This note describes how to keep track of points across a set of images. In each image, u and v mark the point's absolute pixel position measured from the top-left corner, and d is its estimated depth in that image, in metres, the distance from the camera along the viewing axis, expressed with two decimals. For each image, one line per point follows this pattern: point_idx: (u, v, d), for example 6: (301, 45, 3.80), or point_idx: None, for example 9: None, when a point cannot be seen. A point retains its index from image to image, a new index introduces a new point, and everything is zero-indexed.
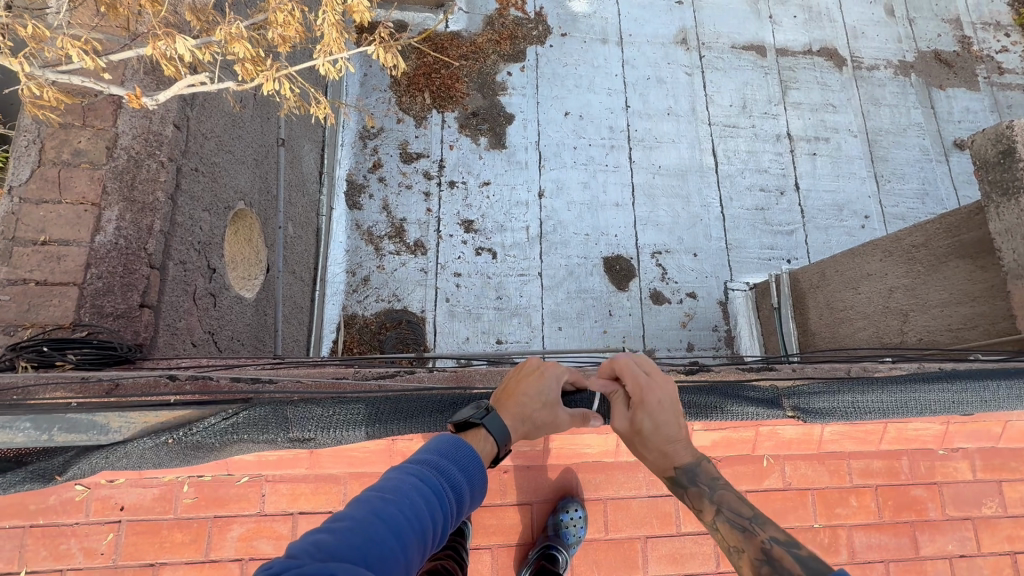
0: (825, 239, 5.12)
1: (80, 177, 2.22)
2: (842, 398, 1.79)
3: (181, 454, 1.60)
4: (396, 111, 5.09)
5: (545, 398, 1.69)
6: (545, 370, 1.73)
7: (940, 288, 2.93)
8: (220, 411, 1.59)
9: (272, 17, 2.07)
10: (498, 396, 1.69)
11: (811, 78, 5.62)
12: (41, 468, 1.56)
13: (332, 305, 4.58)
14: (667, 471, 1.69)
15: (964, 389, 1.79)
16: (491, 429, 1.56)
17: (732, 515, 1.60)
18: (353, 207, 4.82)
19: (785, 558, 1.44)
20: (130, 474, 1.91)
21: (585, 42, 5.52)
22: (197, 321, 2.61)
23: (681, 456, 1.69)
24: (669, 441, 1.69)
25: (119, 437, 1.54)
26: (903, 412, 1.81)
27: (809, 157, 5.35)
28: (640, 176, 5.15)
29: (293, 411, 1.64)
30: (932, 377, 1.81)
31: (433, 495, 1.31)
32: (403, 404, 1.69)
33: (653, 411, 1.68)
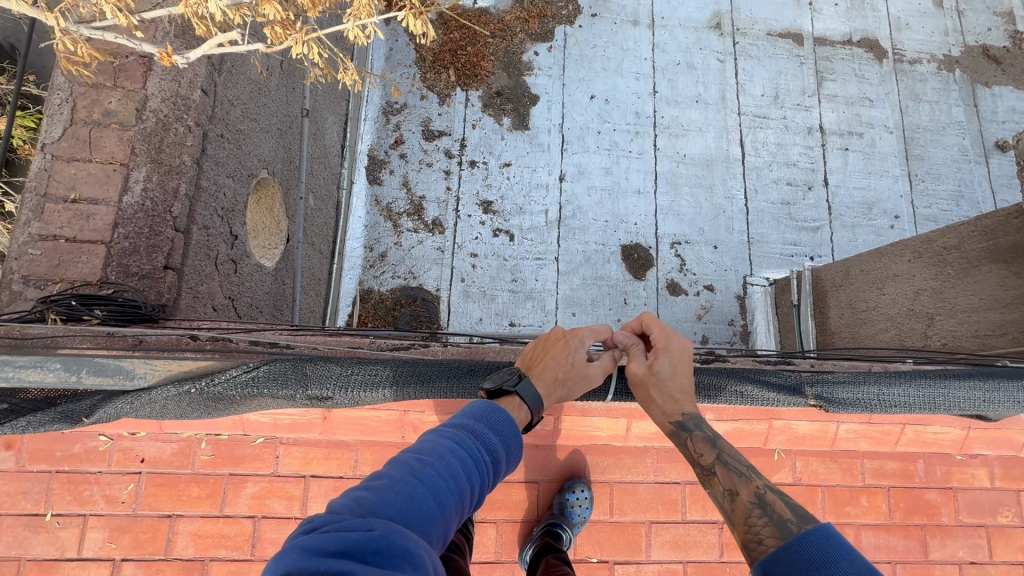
0: (851, 237, 4.99)
1: (110, 137, 2.25)
2: (868, 390, 1.74)
3: (202, 403, 1.67)
4: (421, 88, 5.05)
5: (574, 359, 1.70)
6: (571, 335, 1.75)
7: (970, 292, 2.84)
8: (242, 363, 1.63)
9: None
10: (526, 363, 1.69)
11: (849, 69, 5.42)
12: (68, 410, 1.61)
13: (349, 279, 4.63)
14: (674, 415, 1.65)
15: (995, 387, 1.73)
16: (524, 397, 1.55)
17: (732, 461, 1.61)
18: (374, 182, 4.82)
19: (777, 504, 1.45)
20: (152, 428, 1.97)
21: (615, 23, 5.38)
22: (218, 286, 2.66)
23: (688, 404, 1.67)
24: (681, 388, 1.67)
25: (144, 383, 1.56)
26: (928, 409, 1.75)
27: (841, 152, 5.19)
28: (664, 164, 5.05)
29: (313, 365, 1.67)
30: (962, 373, 1.74)
31: (469, 458, 1.30)
32: (421, 369, 1.70)
33: (673, 355, 1.71)
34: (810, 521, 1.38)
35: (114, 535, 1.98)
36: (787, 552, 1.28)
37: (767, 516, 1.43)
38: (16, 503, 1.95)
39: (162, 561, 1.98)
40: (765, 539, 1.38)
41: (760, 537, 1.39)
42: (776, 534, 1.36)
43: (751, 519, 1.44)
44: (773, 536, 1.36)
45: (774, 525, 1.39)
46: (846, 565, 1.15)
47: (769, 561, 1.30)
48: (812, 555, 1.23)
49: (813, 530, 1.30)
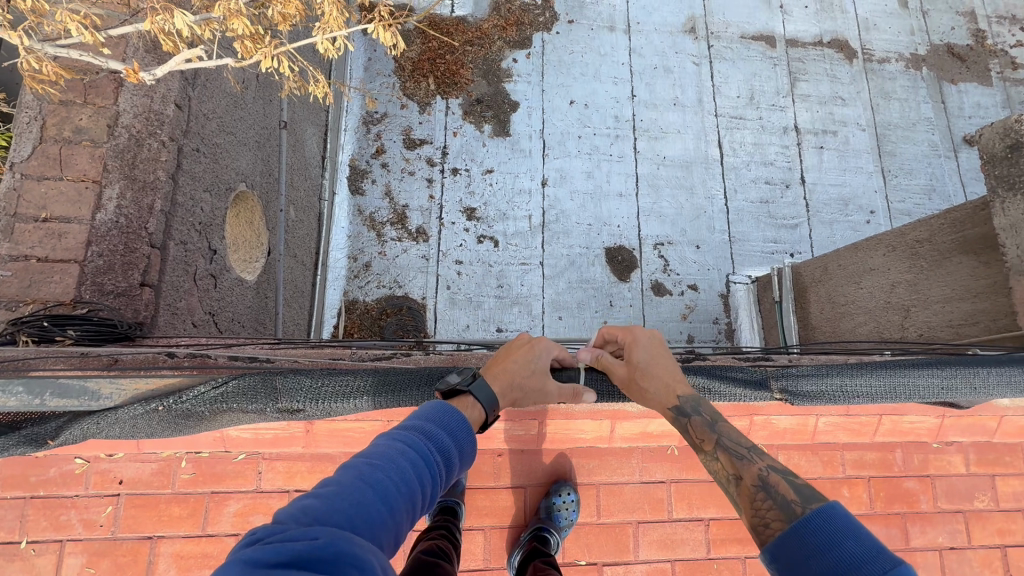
0: (829, 233, 5.10)
1: (82, 155, 2.23)
2: (831, 381, 1.77)
3: (172, 422, 1.63)
4: (400, 97, 5.06)
5: (535, 365, 1.71)
6: (536, 340, 1.77)
7: (943, 283, 2.91)
8: (210, 381, 1.61)
9: None
10: (488, 365, 1.73)
11: (820, 70, 5.55)
12: (33, 433, 1.57)
13: (334, 290, 4.60)
14: (671, 400, 1.68)
15: (953, 374, 1.77)
16: (478, 397, 1.56)
17: (732, 445, 1.62)
18: (356, 193, 4.81)
19: (780, 484, 1.45)
20: (129, 449, 1.94)
21: (592, 29, 5.45)
22: (197, 302, 2.63)
23: (681, 386, 1.71)
24: (666, 368, 1.73)
25: (110, 403, 1.55)
26: (891, 397, 1.78)
27: (816, 150, 5.30)
28: (644, 167, 5.12)
29: (283, 378, 1.65)
30: (923, 362, 1.78)
31: (420, 460, 1.31)
32: (392, 377, 1.70)
33: (648, 347, 1.80)
34: (815, 501, 1.36)
35: (93, 560, 1.93)
36: (793, 536, 1.28)
37: (771, 499, 1.43)
38: None
39: None
40: (771, 522, 1.38)
41: (767, 522, 1.39)
42: (780, 517, 1.37)
43: (757, 503, 1.45)
44: (778, 519, 1.36)
45: (779, 507, 1.39)
46: (852, 545, 1.16)
47: (777, 546, 1.31)
48: (820, 536, 1.23)
49: (819, 511, 1.29)
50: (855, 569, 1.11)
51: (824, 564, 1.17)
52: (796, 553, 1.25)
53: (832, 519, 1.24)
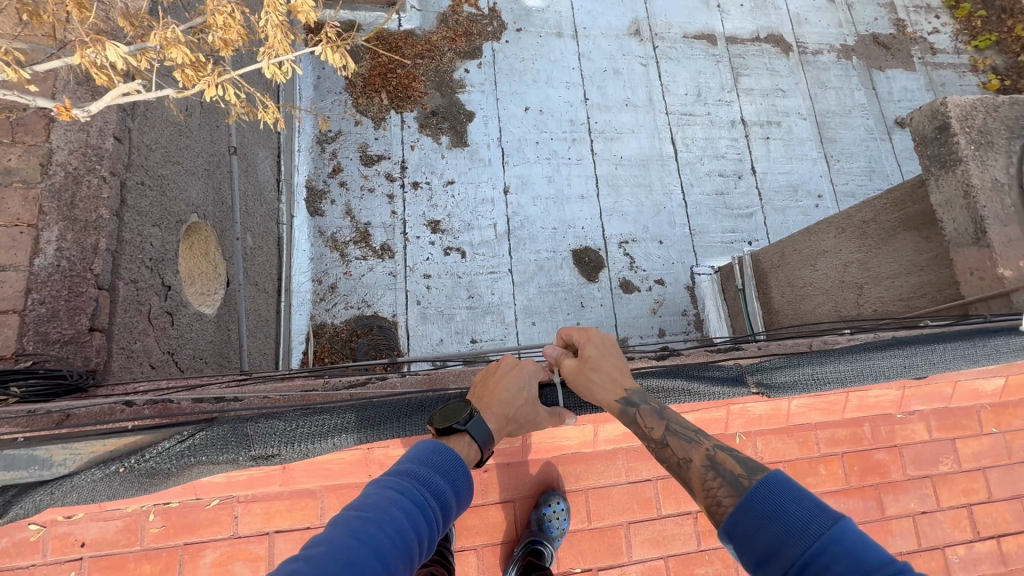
0: (783, 219, 5.32)
1: (13, 198, 2.11)
2: (803, 370, 1.85)
3: (136, 482, 1.54)
4: (354, 114, 4.98)
5: (527, 396, 1.73)
6: (523, 366, 1.81)
7: (891, 260, 3.07)
8: (179, 433, 1.53)
9: (211, 19, 1.97)
10: (477, 393, 1.71)
11: (761, 64, 5.80)
12: None
13: (300, 315, 4.46)
14: (618, 392, 1.70)
15: (913, 353, 1.88)
16: (475, 437, 1.59)
17: (680, 429, 1.62)
18: (315, 214, 4.69)
19: (727, 461, 1.46)
20: (90, 508, 1.81)
21: (540, 36, 5.52)
22: (154, 342, 2.50)
23: (628, 379, 1.76)
24: (614, 364, 1.81)
25: (65, 470, 1.45)
26: (859, 380, 1.88)
27: (763, 141, 5.53)
28: (602, 168, 5.21)
29: (256, 423, 1.58)
30: (883, 344, 1.89)
31: (415, 507, 1.30)
32: (369, 412, 1.66)
33: (599, 343, 1.88)
34: (758, 471, 1.40)
35: None
36: (743, 510, 1.30)
37: (720, 476, 1.43)
38: None
39: None
40: (723, 500, 1.38)
41: (718, 499, 1.39)
42: (732, 493, 1.38)
43: (707, 483, 1.44)
44: (729, 495, 1.37)
45: (728, 483, 1.40)
46: (796, 509, 1.20)
47: (730, 524, 1.31)
48: (765, 506, 1.26)
49: (761, 481, 1.33)
50: (802, 534, 1.16)
51: (774, 532, 1.20)
52: (746, 524, 1.27)
53: (775, 486, 1.28)
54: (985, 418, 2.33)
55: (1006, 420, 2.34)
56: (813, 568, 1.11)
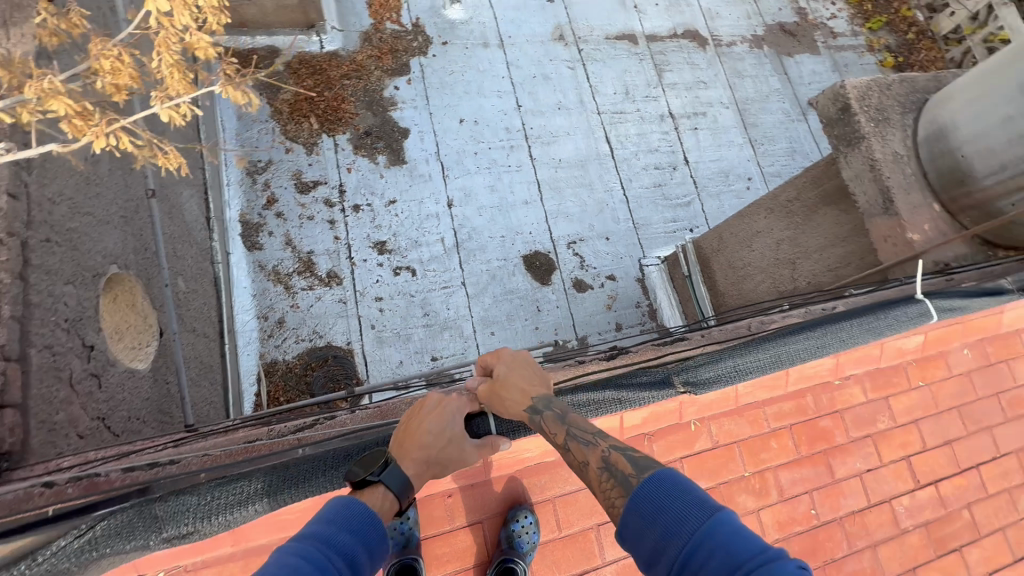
0: (718, 205, 5.57)
1: None
2: (725, 365, 2.01)
3: None
4: (283, 141, 4.81)
5: (451, 434, 1.72)
6: (446, 404, 1.78)
7: (816, 234, 3.27)
8: (80, 525, 1.44)
9: (97, 65, 1.92)
10: (397, 441, 1.68)
11: (681, 59, 6.06)
12: None
13: (248, 356, 4.24)
14: (525, 403, 1.78)
15: (823, 333, 2.13)
16: (390, 487, 1.63)
17: (579, 433, 1.66)
18: (253, 248, 4.49)
19: (619, 462, 1.54)
20: None
21: (467, 48, 5.55)
22: (80, 410, 2.32)
23: (537, 389, 1.83)
24: (524, 378, 1.87)
25: None
26: (777, 366, 2.08)
27: (692, 132, 5.77)
28: (543, 172, 5.28)
29: (167, 501, 1.53)
30: (797, 329, 2.13)
31: (318, 569, 1.40)
32: (290, 472, 1.63)
33: (509, 362, 1.94)
34: (647, 469, 1.50)
35: None
36: (632, 511, 1.38)
37: (613, 478, 1.52)
38: None
39: None
40: (616, 501, 1.47)
41: (613, 501, 1.48)
42: (623, 493, 1.47)
43: (603, 485, 1.53)
44: (621, 496, 1.46)
45: (619, 484, 1.49)
46: (677, 507, 1.32)
47: (622, 527, 1.40)
48: (649, 507, 1.36)
49: (645, 482, 1.42)
50: (681, 531, 1.27)
51: (657, 532, 1.30)
52: (632, 526, 1.36)
53: (658, 486, 1.38)
54: (912, 373, 2.50)
55: (930, 373, 2.53)
56: (691, 563, 1.22)
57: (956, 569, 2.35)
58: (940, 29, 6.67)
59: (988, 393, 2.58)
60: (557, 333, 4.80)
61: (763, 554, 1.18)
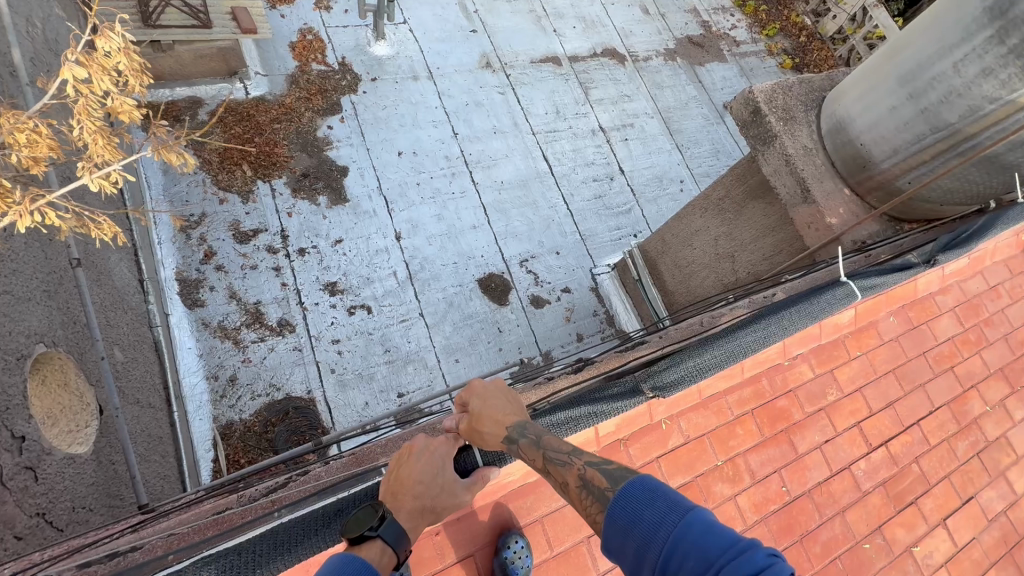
0: (657, 208, 5.86)
1: None
2: (685, 365, 2.15)
3: None
4: (216, 191, 4.63)
5: (442, 480, 1.74)
6: (435, 449, 1.78)
7: (748, 227, 3.50)
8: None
9: (10, 139, 1.82)
10: (390, 490, 1.68)
11: (604, 76, 6.39)
12: None
13: (200, 421, 3.98)
14: (501, 433, 1.78)
15: (766, 326, 2.28)
16: (388, 540, 1.53)
17: (555, 454, 1.69)
18: (194, 305, 4.27)
19: (596, 477, 1.57)
20: None
21: (397, 82, 5.61)
22: (16, 508, 2.18)
23: (512, 418, 1.82)
24: (499, 407, 1.86)
25: None
26: (734, 359, 2.20)
27: (623, 143, 6.07)
28: (487, 195, 5.37)
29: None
30: (744, 323, 2.30)
31: None
32: (282, 536, 1.56)
33: (481, 394, 1.90)
34: (622, 479, 1.54)
35: None
36: (612, 525, 1.41)
37: (592, 495, 1.55)
38: None
39: None
40: (597, 516, 1.50)
41: (593, 517, 1.51)
42: (602, 508, 1.50)
43: (584, 503, 1.55)
44: (600, 511, 1.49)
45: (598, 500, 1.52)
46: (649, 514, 1.35)
47: (604, 541, 1.43)
48: (624, 517, 1.39)
49: (620, 493, 1.46)
50: (655, 537, 1.30)
51: (634, 542, 1.33)
52: (613, 539, 1.39)
53: (632, 497, 1.42)
54: (850, 344, 2.71)
55: (865, 342, 2.75)
56: (669, 567, 1.25)
57: (915, 521, 2.53)
58: (827, 31, 7.40)
59: (916, 353, 2.83)
60: (521, 352, 4.84)
61: (736, 547, 1.19)
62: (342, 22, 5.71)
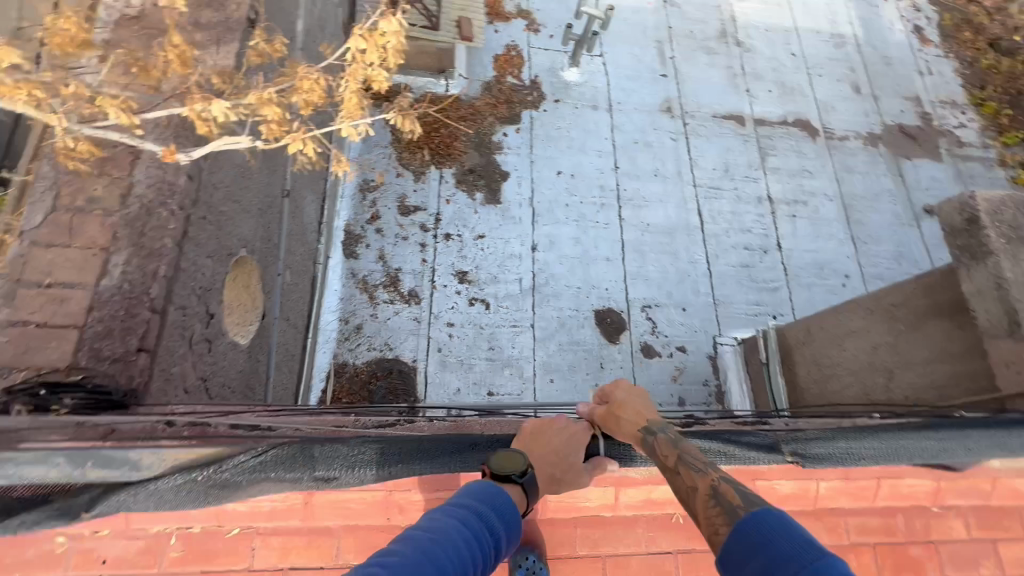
0: (809, 296, 5.32)
1: (93, 223, 2.27)
2: (838, 445, 1.89)
3: (207, 493, 1.62)
4: (397, 166, 5.28)
5: (571, 460, 1.77)
6: (574, 434, 1.83)
7: (922, 346, 3.04)
8: (251, 450, 1.61)
9: (299, 84, 2.29)
10: (526, 445, 1.79)
11: (788, 146, 6.02)
12: (67, 505, 1.57)
13: (323, 354, 4.52)
14: (639, 425, 1.83)
15: (948, 439, 1.91)
16: (527, 488, 1.63)
17: (690, 459, 1.66)
18: (350, 257, 4.88)
19: (730, 492, 1.50)
20: (120, 521, 1.73)
21: (577, 108, 5.88)
22: (190, 367, 2.59)
23: (652, 419, 1.86)
24: (641, 405, 1.95)
25: (147, 474, 1.58)
26: (894, 459, 1.91)
27: (790, 219, 5.64)
28: (629, 233, 5.35)
29: (319, 450, 1.66)
30: (915, 426, 1.92)
31: (473, 538, 1.42)
32: (430, 445, 1.75)
33: (627, 389, 2.02)
34: (757, 503, 1.43)
35: None
36: (739, 540, 1.34)
37: (720, 507, 1.47)
38: None
39: None
40: (720, 528, 1.42)
41: (716, 528, 1.44)
42: (729, 521, 1.42)
43: (709, 511, 1.49)
44: (726, 523, 1.42)
45: (726, 513, 1.44)
46: (781, 543, 1.25)
47: (724, 553, 1.35)
48: (754, 539, 1.31)
49: (751, 514, 1.38)
50: (783, 565, 1.20)
51: (758, 564, 1.25)
52: (737, 553, 1.32)
53: (764, 521, 1.33)
54: None
55: None
56: None
57: None
58: None
59: None
60: None
61: None
62: (544, 45, 6.16)
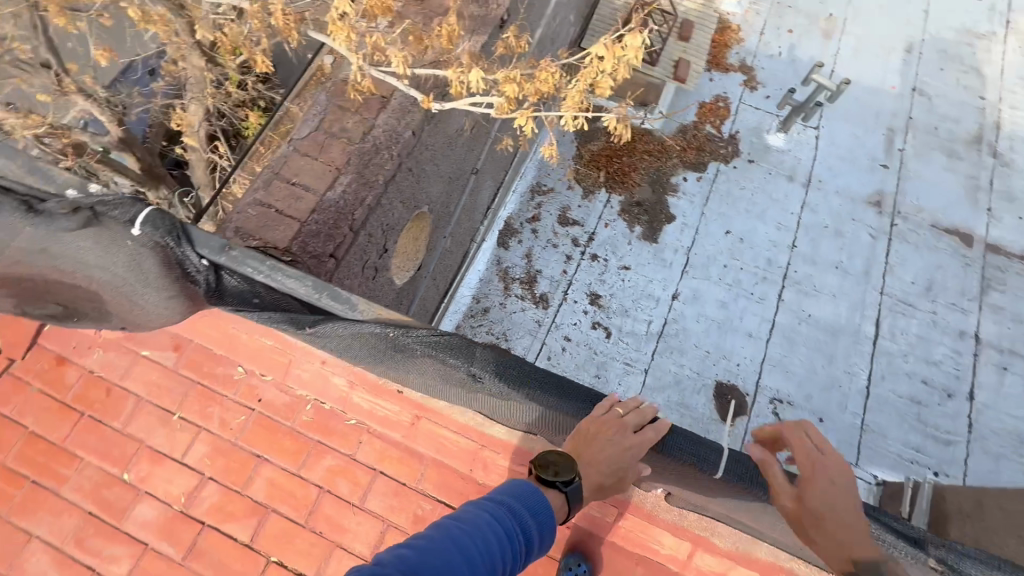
0: (992, 467, 4.36)
1: (336, 147, 2.78)
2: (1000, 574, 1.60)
3: (394, 353, 1.75)
4: (570, 180, 5.49)
5: (622, 475, 1.71)
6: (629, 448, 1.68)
7: None
8: (434, 327, 1.74)
9: (539, 74, 2.58)
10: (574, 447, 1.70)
11: (1021, 286, 5.01)
12: (296, 316, 1.76)
13: (449, 321, 4.88)
14: (848, 565, 1.60)
15: None
16: (569, 496, 1.61)
17: None
18: (502, 246, 5.18)
19: None
20: (281, 372, 2.08)
21: (770, 174, 5.55)
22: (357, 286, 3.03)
23: (860, 548, 1.60)
24: (844, 513, 1.66)
25: (359, 317, 1.72)
26: None
27: (995, 369, 4.68)
28: (784, 316, 4.90)
29: (483, 351, 1.76)
30: None
31: (504, 533, 1.41)
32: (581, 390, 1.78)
33: (823, 485, 1.71)
34: None
35: (212, 454, 2.03)
36: None
37: None
38: (158, 395, 2.11)
39: (236, 495, 1.98)
40: None
41: None
42: None
43: None
44: None
45: None
46: None
47: None
48: None
49: None
50: None
51: None
52: None
53: None
54: None
55: None
56: None
57: None
58: None
59: None
60: None
61: None
62: (757, 103, 5.90)
